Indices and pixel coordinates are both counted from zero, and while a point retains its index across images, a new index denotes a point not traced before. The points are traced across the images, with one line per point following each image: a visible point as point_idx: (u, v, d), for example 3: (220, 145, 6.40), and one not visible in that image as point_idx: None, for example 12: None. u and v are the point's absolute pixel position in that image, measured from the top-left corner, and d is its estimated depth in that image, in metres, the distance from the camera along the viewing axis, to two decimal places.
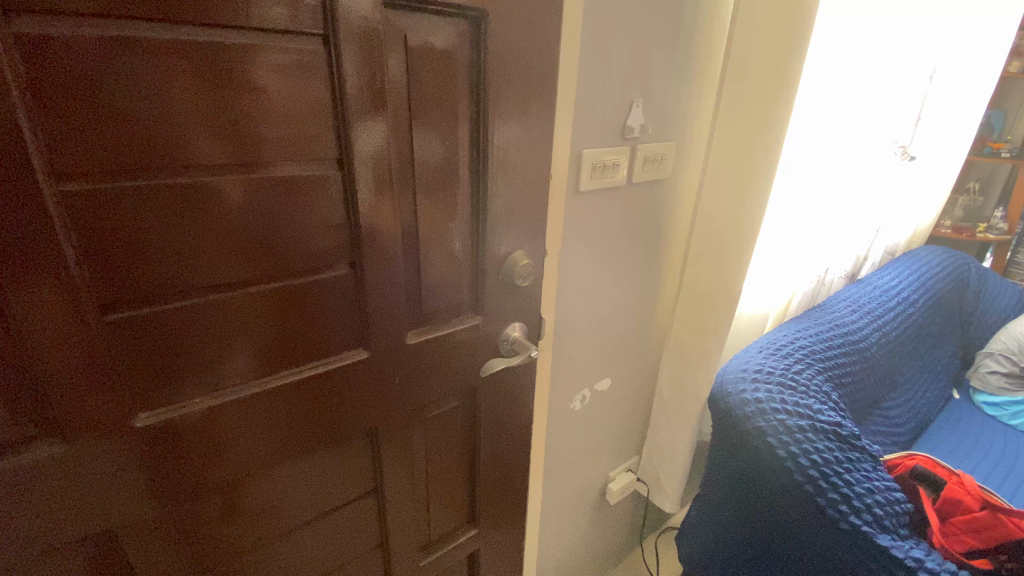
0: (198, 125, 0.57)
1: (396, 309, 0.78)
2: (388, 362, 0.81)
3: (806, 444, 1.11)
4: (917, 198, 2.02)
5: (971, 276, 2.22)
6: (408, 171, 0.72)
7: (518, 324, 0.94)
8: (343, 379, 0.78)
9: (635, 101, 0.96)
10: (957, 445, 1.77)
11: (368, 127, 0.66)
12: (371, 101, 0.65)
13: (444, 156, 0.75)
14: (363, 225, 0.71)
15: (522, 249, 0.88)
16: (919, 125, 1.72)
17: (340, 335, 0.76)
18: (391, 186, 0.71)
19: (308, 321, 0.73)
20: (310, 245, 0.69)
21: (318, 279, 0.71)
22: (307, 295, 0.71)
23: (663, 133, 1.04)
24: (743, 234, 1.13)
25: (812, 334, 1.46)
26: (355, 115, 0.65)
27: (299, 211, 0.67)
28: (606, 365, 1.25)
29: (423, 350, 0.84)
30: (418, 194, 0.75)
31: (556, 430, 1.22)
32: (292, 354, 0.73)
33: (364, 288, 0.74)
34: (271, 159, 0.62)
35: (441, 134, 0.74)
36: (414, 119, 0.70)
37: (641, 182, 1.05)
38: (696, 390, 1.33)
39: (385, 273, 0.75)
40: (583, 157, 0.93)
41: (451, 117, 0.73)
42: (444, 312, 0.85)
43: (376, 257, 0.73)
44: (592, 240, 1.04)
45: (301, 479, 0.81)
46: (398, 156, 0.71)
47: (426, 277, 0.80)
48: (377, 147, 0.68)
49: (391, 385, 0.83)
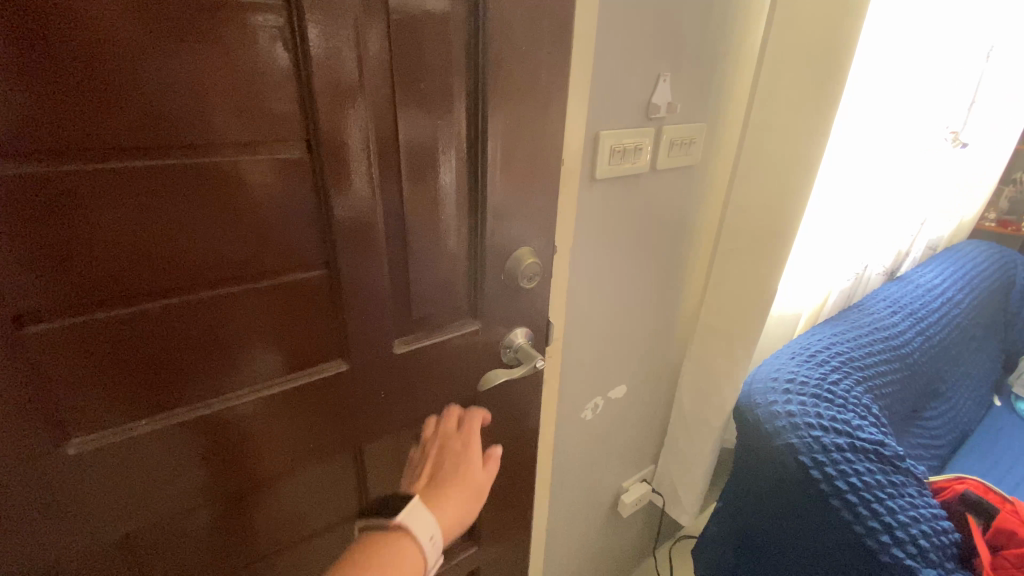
0: (136, 96, 0.46)
1: (382, 314, 0.69)
2: (373, 374, 0.72)
3: (843, 465, 1.00)
4: (965, 189, 1.85)
5: (1019, 275, 2.05)
6: (395, 156, 0.62)
7: (522, 330, 0.83)
8: (321, 395, 0.69)
9: (663, 75, 0.83)
10: (1004, 458, 1.62)
11: (345, 102, 0.56)
12: (350, 70, 0.55)
13: (439, 138, 0.64)
14: (336, 219, 0.60)
15: (529, 246, 0.77)
16: (975, 108, 1.55)
17: (318, 345, 0.67)
18: (375, 174, 0.61)
19: (278, 330, 0.63)
20: (278, 242, 0.59)
21: (286, 281, 0.61)
22: (275, 300, 0.61)
23: (691, 113, 0.91)
24: (780, 231, 1.00)
25: (849, 339, 1.33)
26: (329, 88, 0.54)
27: (262, 203, 0.56)
28: (622, 370, 1.14)
29: (415, 360, 0.74)
30: (408, 184, 0.64)
31: (565, 441, 1.12)
32: (258, 367, 0.63)
33: (342, 291, 0.64)
34: (229, 138, 0.52)
35: (436, 111, 0.62)
36: (403, 93, 0.59)
37: (666, 169, 0.93)
38: (720, 400, 1.22)
39: (368, 274, 0.65)
40: (601, 140, 0.81)
41: (447, 91, 0.62)
42: (438, 317, 0.75)
43: (356, 256, 0.63)
44: (609, 236, 0.93)
45: (278, 504, 0.72)
46: (383, 137, 0.60)
47: (418, 278, 0.70)
48: (355, 127, 0.57)
49: (377, 399, 0.74)
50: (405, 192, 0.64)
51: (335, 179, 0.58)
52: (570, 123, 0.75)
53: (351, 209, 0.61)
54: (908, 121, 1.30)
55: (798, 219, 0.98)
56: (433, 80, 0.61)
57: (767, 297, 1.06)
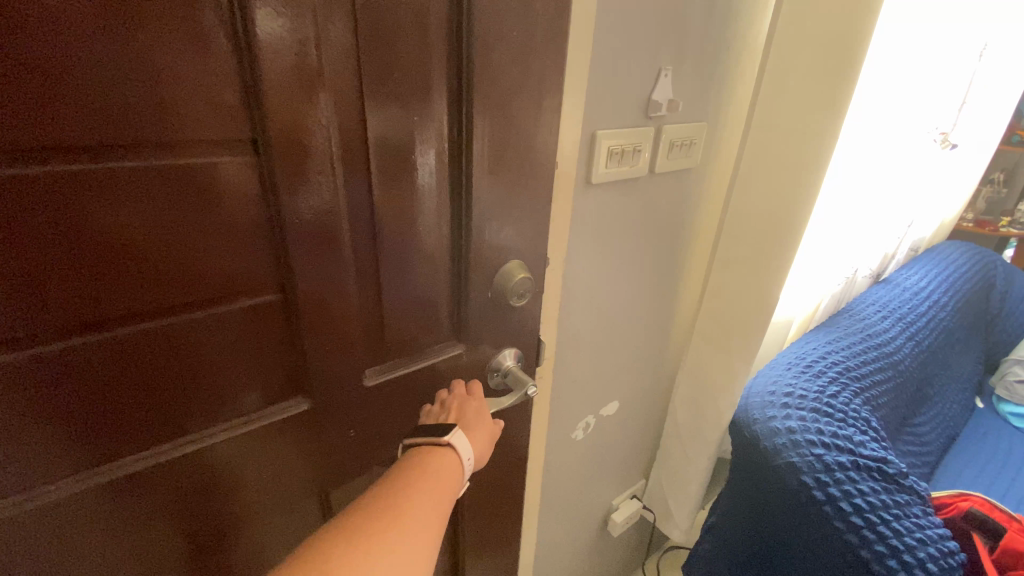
0: (43, 82, 0.36)
1: (352, 342, 0.59)
2: (342, 409, 0.62)
3: (847, 485, 0.95)
4: (949, 190, 1.84)
5: (998, 275, 2.05)
6: (364, 160, 0.53)
7: (512, 352, 0.75)
8: (281, 436, 0.59)
9: (664, 69, 0.76)
10: (989, 461, 1.61)
11: (302, 96, 0.46)
12: (308, 57, 0.45)
13: (416, 139, 0.55)
14: (296, 234, 0.51)
15: (518, 259, 0.69)
16: (964, 109, 1.52)
17: (276, 380, 0.57)
18: (341, 182, 0.52)
19: (233, 364, 0.53)
20: (231, 261, 0.49)
21: (236, 308, 0.51)
22: (228, 329, 0.52)
23: (693, 112, 0.84)
24: (783, 239, 0.93)
25: (844, 347, 1.28)
26: (282, 79, 0.45)
27: (209, 215, 0.47)
28: (615, 386, 1.07)
29: (391, 391, 0.65)
30: (379, 192, 0.55)
31: (554, 463, 1.04)
32: (206, 410, 0.53)
33: (302, 319, 0.55)
34: (165, 136, 0.42)
35: (414, 108, 0.53)
36: (374, 86, 0.50)
37: (665, 172, 0.86)
38: (716, 414, 1.15)
39: (334, 297, 0.56)
40: (597, 142, 0.73)
41: (426, 85, 0.53)
42: (416, 341, 0.66)
43: (319, 277, 0.54)
44: (603, 245, 0.85)
45: (233, 563, 0.62)
46: (350, 138, 0.51)
47: (393, 300, 0.61)
48: (315, 126, 0.48)
49: (347, 437, 0.65)
50: (377, 202, 0.55)
51: (292, 187, 0.49)
52: (564, 123, 0.67)
53: (313, 223, 0.51)
54: (904, 121, 1.25)
55: (803, 226, 0.92)
56: (410, 72, 0.52)
57: (767, 309, 1.00)
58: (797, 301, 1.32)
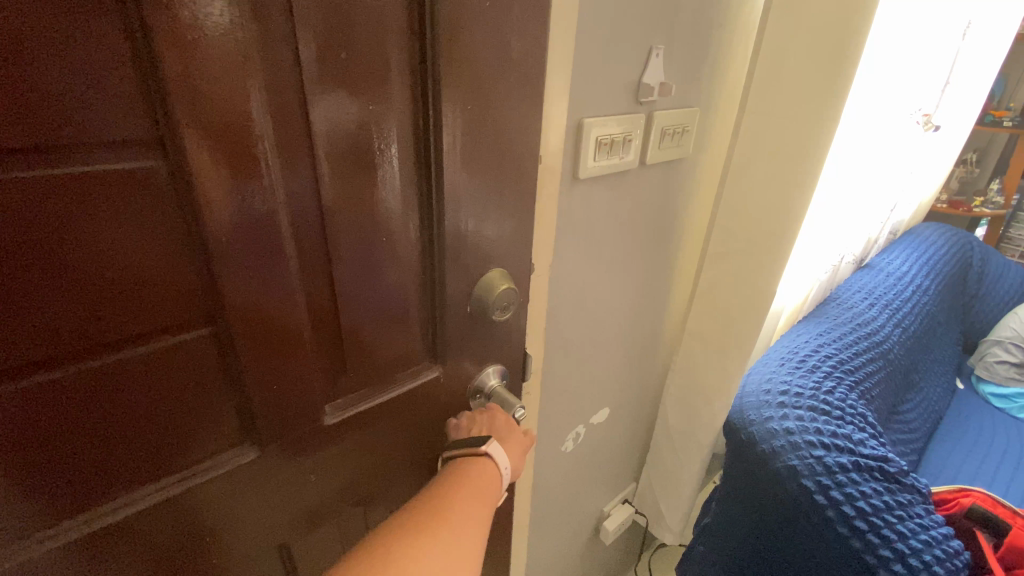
0: None
1: (308, 377, 0.51)
2: (301, 451, 0.54)
3: (849, 488, 0.90)
4: (929, 173, 1.82)
5: (975, 256, 2.06)
6: (310, 163, 0.44)
7: (497, 370, 0.67)
8: (231, 489, 0.50)
9: (656, 49, 0.68)
10: (973, 444, 1.61)
11: (227, 85, 0.37)
12: (231, 33, 0.36)
13: (376, 135, 0.46)
14: (226, 255, 0.41)
15: (501, 266, 0.61)
16: (947, 89, 1.49)
17: (218, 427, 0.48)
18: (281, 189, 0.42)
19: (167, 411, 0.44)
20: (154, 289, 0.40)
21: (159, 349, 0.42)
22: (158, 371, 0.42)
23: (685, 96, 0.77)
24: (780, 232, 0.87)
25: (835, 339, 1.24)
26: (196, 61, 0.35)
27: (119, 232, 0.37)
28: (605, 391, 1.00)
29: (358, 428, 0.57)
30: (331, 198, 0.46)
31: (543, 477, 0.97)
32: (130, 469, 0.44)
33: (243, 354, 0.45)
34: (40, 139, 0.32)
35: (371, 99, 0.44)
36: (320, 70, 0.41)
37: (656, 163, 0.78)
38: (709, 416, 1.10)
39: (284, 328, 0.47)
40: (584, 132, 0.65)
41: (385, 69, 0.44)
42: (385, 366, 0.57)
43: (263, 304, 0.45)
44: (591, 247, 0.78)
45: None
46: (291, 136, 0.42)
47: (356, 325, 0.52)
48: (245, 124, 0.39)
49: (307, 483, 0.56)
50: (329, 211, 0.46)
51: (220, 197, 0.39)
52: (546, 113, 0.58)
53: (251, 242, 0.42)
54: (893, 103, 1.20)
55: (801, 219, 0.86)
56: (365, 52, 0.42)
57: (763, 307, 0.94)
58: (787, 293, 1.28)
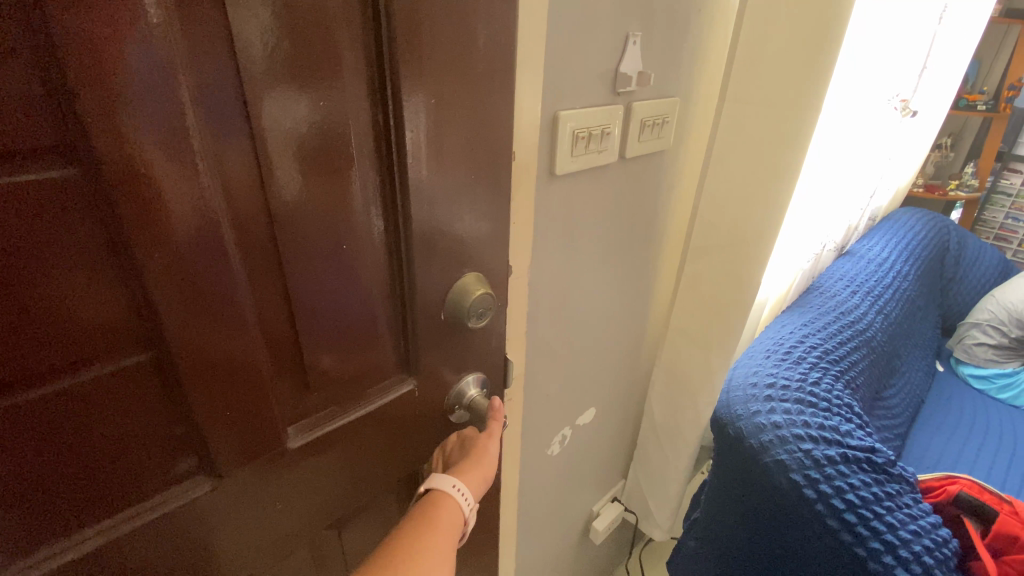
0: None
1: (266, 399, 0.47)
2: (265, 478, 0.50)
3: (838, 480, 0.89)
4: (906, 158, 1.82)
5: (952, 240, 2.08)
6: (255, 166, 0.39)
7: (472, 380, 0.64)
8: (187, 525, 0.46)
9: (633, 36, 0.65)
10: (954, 428, 1.63)
11: (149, 80, 0.32)
12: (151, 20, 0.31)
13: (329, 133, 0.42)
14: (161, 272, 0.37)
15: (475, 270, 0.58)
16: (924, 74, 1.48)
17: (167, 459, 0.43)
18: (222, 196, 0.38)
19: (109, 444, 0.40)
20: (84, 315, 0.36)
21: (89, 381, 0.37)
22: (94, 402, 0.38)
23: (663, 86, 0.74)
24: (764, 224, 0.85)
25: (820, 329, 1.24)
26: (110, 54, 0.31)
27: (37, 251, 0.33)
28: (590, 391, 0.98)
29: (326, 448, 0.53)
30: (283, 208, 0.42)
31: (530, 483, 0.95)
32: (65, 513, 0.40)
33: (188, 381, 0.41)
34: None
35: (322, 94, 0.40)
36: (262, 63, 0.37)
37: (636, 156, 0.76)
38: (696, 412, 1.09)
39: (235, 348, 0.43)
40: (559, 126, 0.62)
41: (337, 62, 0.40)
42: (355, 382, 0.54)
43: (210, 324, 0.41)
44: (571, 245, 0.74)
45: None
46: (232, 137, 0.37)
47: (317, 340, 0.48)
48: (173, 125, 0.34)
49: (272, 510, 0.52)
50: (280, 219, 0.42)
51: (149, 208, 0.35)
52: (517, 105, 0.55)
53: (190, 256, 0.38)
54: (872, 89, 1.19)
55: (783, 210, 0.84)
56: (312, 42, 0.38)
57: (748, 301, 0.92)
58: (771, 284, 1.26)
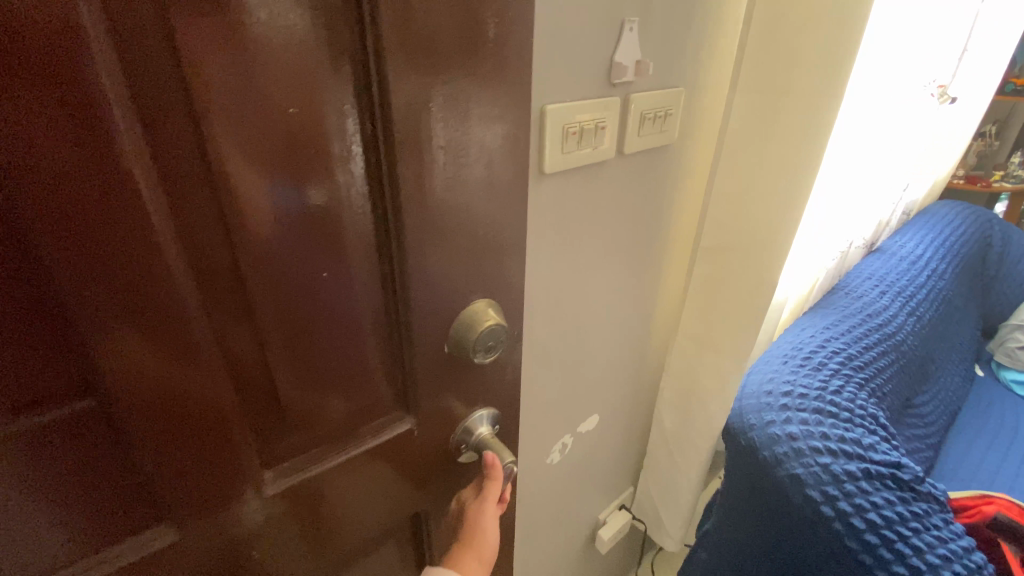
0: None
1: (235, 437, 0.43)
2: (243, 519, 0.46)
3: (859, 498, 0.83)
4: (945, 148, 1.70)
5: (995, 236, 1.94)
6: (213, 192, 0.36)
7: (484, 421, 0.61)
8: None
9: (629, 21, 0.60)
10: (994, 438, 1.52)
11: (77, 105, 0.28)
12: (79, 32, 0.27)
13: (297, 152, 0.38)
14: (104, 316, 0.33)
15: (490, 301, 0.55)
16: (965, 57, 1.37)
17: (132, 502, 0.40)
18: (174, 233, 0.34)
19: (66, 497, 0.37)
20: (23, 353, 0.32)
21: (33, 424, 0.34)
22: (38, 457, 0.35)
23: (666, 75, 0.69)
24: (779, 224, 0.79)
25: (843, 332, 1.16)
26: (30, 64, 0.27)
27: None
28: (593, 398, 0.94)
29: (306, 483, 0.49)
30: (248, 230, 0.38)
31: (529, 493, 0.91)
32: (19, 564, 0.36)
33: (148, 420, 0.37)
34: None
35: (289, 106, 0.36)
36: (214, 72, 0.33)
37: (636, 151, 0.71)
38: (707, 421, 1.03)
39: (197, 394, 0.39)
40: (550, 119, 0.57)
41: (301, 65, 0.36)
42: (344, 412, 0.50)
43: (167, 369, 0.37)
44: (566, 248, 0.70)
45: None
46: (186, 154, 0.34)
47: (293, 377, 0.45)
48: (108, 152, 0.30)
49: (251, 554, 0.48)
50: (243, 249, 0.38)
51: (85, 246, 0.31)
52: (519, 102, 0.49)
53: (136, 298, 0.34)
54: (904, 75, 1.10)
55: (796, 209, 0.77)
56: (268, 47, 0.34)
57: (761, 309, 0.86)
58: (792, 284, 1.19)
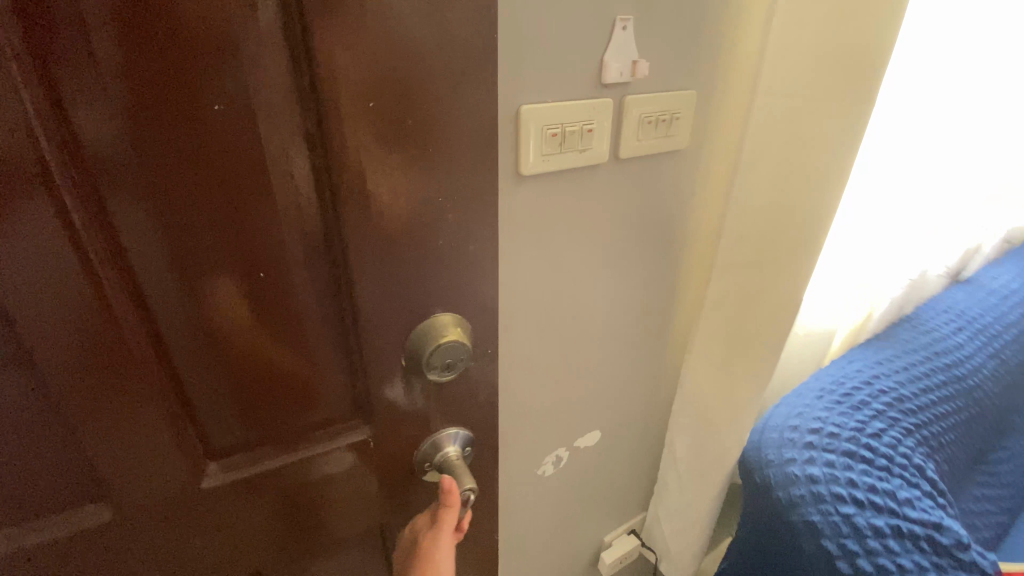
0: None
1: (172, 426, 0.44)
2: (186, 504, 0.47)
3: (882, 558, 0.73)
4: None
5: None
6: (146, 188, 0.36)
7: (450, 440, 0.56)
8: (90, 548, 0.45)
9: (621, 19, 0.57)
10: None
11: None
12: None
13: (230, 157, 0.37)
14: (26, 299, 0.35)
15: (455, 315, 0.50)
16: None
17: (69, 475, 0.42)
18: (98, 222, 0.35)
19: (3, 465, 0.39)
20: None
21: None
22: None
23: (671, 76, 0.65)
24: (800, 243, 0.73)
25: (899, 368, 1.01)
26: None
27: None
28: (593, 413, 0.90)
29: (251, 478, 0.49)
30: (180, 226, 0.38)
31: (519, 503, 0.89)
32: None
33: (76, 401, 0.39)
34: None
35: (220, 100, 0.35)
36: (132, 63, 0.32)
37: (636, 156, 0.67)
38: (722, 450, 0.96)
39: (124, 380, 0.40)
40: (525, 119, 0.56)
41: (232, 57, 0.34)
42: (298, 415, 0.49)
43: (94, 351, 0.38)
44: (554, 253, 0.68)
45: None
46: (109, 147, 0.34)
47: (235, 375, 0.45)
48: (22, 139, 0.31)
49: (193, 537, 0.49)
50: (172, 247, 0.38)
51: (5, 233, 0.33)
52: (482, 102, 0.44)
53: (57, 287, 0.35)
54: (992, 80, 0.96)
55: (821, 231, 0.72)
56: (192, 45, 0.33)
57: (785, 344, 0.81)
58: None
